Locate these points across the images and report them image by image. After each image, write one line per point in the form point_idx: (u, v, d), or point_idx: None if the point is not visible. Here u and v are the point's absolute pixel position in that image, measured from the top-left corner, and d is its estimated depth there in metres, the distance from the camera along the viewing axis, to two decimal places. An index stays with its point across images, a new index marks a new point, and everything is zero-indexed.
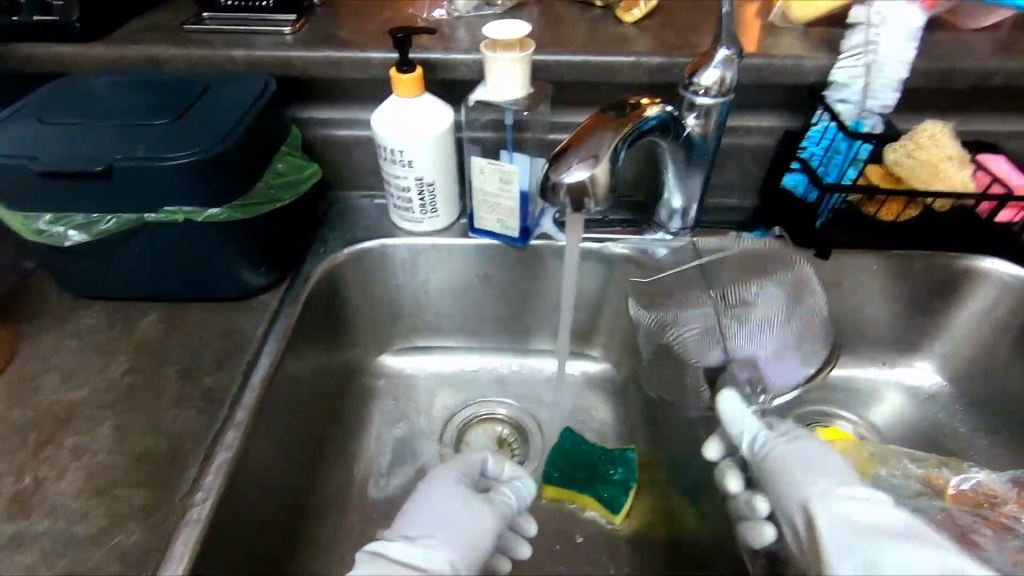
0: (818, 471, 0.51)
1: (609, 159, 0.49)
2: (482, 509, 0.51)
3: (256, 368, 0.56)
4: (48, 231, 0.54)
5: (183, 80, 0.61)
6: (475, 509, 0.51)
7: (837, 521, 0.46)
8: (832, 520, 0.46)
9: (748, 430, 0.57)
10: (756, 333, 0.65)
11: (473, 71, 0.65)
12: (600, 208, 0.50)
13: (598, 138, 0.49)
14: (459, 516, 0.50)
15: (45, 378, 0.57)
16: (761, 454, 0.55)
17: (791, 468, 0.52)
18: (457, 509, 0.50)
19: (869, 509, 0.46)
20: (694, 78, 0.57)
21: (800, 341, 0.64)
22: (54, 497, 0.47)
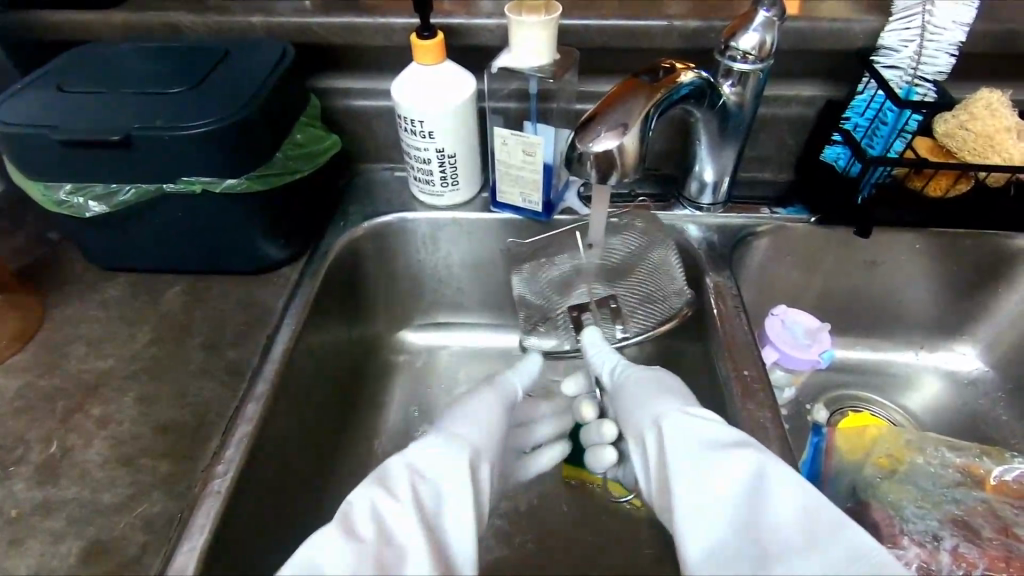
0: (664, 400, 0.51)
1: (640, 127, 0.47)
2: (496, 420, 0.53)
3: (276, 342, 0.56)
4: (68, 202, 0.54)
5: (200, 47, 0.60)
6: (487, 415, 0.52)
7: (677, 452, 0.45)
8: (670, 443, 0.46)
9: (607, 366, 0.59)
10: (640, 304, 0.65)
11: (497, 37, 0.62)
12: (629, 179, 0.48)
13: (627, 104, 0.47)
14: (482, 423, 0.51)
15: (72, 347, 0.57)
16: (615, 385, 0.57)
17: (632, 407, 0.53)
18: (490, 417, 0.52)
19: (707, 428, 0.46)
20: (732, 41, 0.54)
21: (649, 299, 0.65)
22: (81, 465, 0.48)
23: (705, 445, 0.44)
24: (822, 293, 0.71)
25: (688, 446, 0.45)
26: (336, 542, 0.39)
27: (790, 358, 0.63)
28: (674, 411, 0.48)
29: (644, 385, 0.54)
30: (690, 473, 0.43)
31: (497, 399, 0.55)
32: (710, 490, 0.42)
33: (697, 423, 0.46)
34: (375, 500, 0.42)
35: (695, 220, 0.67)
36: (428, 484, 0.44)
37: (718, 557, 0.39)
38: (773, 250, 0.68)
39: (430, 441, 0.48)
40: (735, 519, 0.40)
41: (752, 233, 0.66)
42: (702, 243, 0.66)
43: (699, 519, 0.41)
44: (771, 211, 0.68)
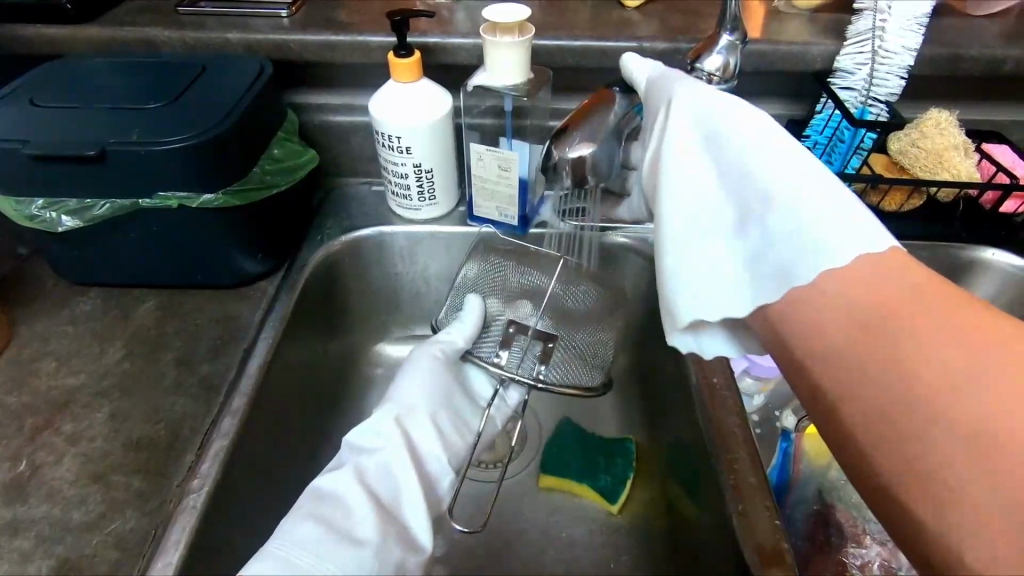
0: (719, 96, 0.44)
1: (617, 125, 0.50)
2: (420, 414, 0.53)
3: (253, 354, 0.56)
4: (41, 216, 0.54)
5: (177, 63, 0.60)
6: (426, 419, 0.53)
7: (750, 168, 0.42)
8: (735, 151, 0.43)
9: (646, 75, 0.50)
10: (562, 364, 0.63)
11: (472, 56, 0.64)
12: (602, 182, 0.50)
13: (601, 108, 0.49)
14: (414, 435, 0.52)
15: (42, 364, 0.56)
16: (653, 83, 0.49)
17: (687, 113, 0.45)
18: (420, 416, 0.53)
19: (811, 208, 0.39)
20: (697, 63, 0.56)
21: (571, 364, 0.63)
22: (50, 483, 0.47)
23: (709, 142, 0.44)
24: None
25: (795, 231, 0.39)
26: (308, 539, 0.42)
27: (759, 364, 0.69)
28: (712, 91, 0.45)
29: (712, 101, 0.44)
30: (706, 218, 0.44)
31: (429, 384, 0.56)
32: (809, 212, 0.39)
33: (754, 140, 0.43)
34: (308, 522, 0.43)
35: None
36: (348, 503, 0.45)
37: (779, 261, 0.39)
38: None
39: (371, 440, 0.51)
40: (753, 238, 0.41)
41: None
42: None
43: (792, 245, 0.38)
44: None
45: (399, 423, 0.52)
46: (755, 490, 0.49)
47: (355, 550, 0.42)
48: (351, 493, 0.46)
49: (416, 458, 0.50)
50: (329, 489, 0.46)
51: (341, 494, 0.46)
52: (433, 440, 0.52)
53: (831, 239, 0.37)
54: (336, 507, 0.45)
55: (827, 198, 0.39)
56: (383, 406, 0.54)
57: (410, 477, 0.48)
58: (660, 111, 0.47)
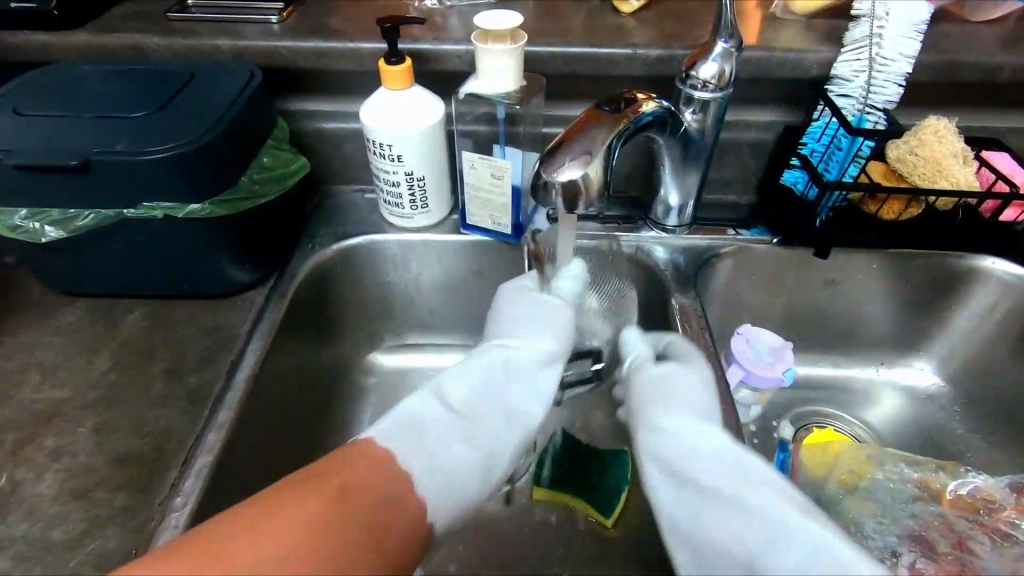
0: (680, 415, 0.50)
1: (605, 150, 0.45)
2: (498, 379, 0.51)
3: (241, 367, 0.55)
4: (24, 227, 0.53)
5: (166, 70, 0.59)
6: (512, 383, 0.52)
7: (703, 476, 0.47)
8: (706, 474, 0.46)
9: (632, 352, 0.58)
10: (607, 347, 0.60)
11: (465, 62, 0.63)
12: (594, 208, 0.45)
13: (597, 130, 0.44)
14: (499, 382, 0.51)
15: (25, 376, 0.55)
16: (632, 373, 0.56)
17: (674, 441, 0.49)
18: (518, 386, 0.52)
19: (757, 503, 0.44)
20: (692, 71, 0.56)
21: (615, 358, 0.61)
22: (30, 500, 0.46)
23: (679, 443, 0.49)
24: (785, 312, 0.73)
25: (745, 512, 0.44)
26: (418, 433, 0.46)
27: (755, 376, 0.66)
28: (672, 398, 0.52)
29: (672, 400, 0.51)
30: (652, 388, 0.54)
31: (531, 327, 0.55)
32: (751, 529, 0.43)
33: (717, 476, 0.46)
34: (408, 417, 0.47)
35: (661, 242, 0.68)
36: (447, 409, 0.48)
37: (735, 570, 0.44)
38: (736, 271, 0.69)
39: (427, 405, 0.48)
40: (760, 536, 0.43)
41: (717, 255, 0.68)
42: (669, 264, 0.66)
43: (748, 539, 0.43)
44: (736, 232, 0.69)
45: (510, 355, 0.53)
46: None
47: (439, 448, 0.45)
48: (445, 420, 0.47)
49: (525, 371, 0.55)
50: (396, 434, 0.45)
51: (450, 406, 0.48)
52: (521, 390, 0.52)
53: (756, 526, 0.43)
54: (435, 423, 0.47)
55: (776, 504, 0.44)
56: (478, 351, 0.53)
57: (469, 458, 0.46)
58: (643, 400, 0.54)
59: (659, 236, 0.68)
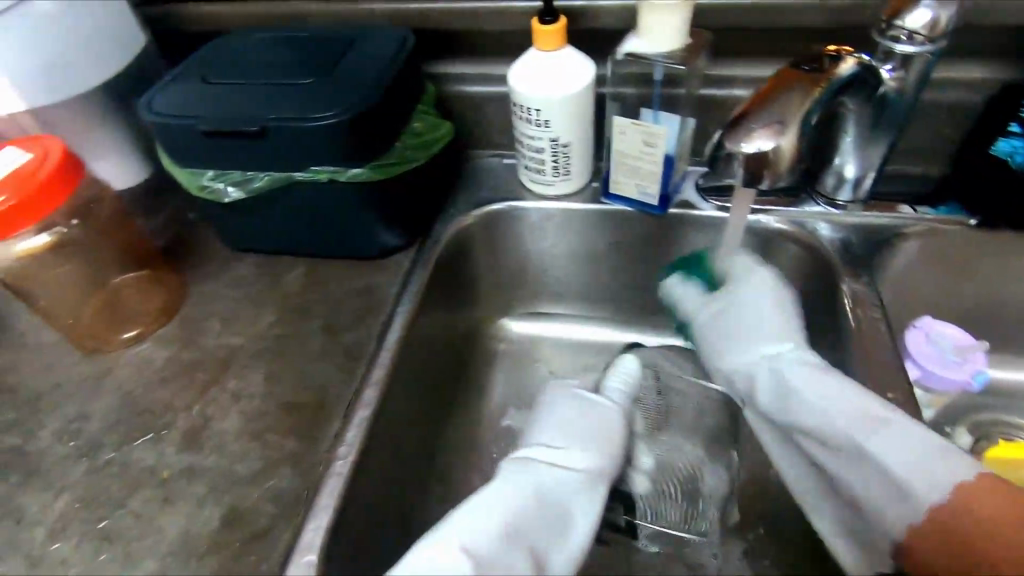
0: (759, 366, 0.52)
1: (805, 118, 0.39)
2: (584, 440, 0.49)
3: (391, 328, 0.57)
4: (209, 187, 0.58)
5: (327, 37, 0.61)
6: (570, 430, 0.50)
7: (798, 406, 0.48)
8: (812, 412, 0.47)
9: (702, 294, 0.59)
10: (660, 494, 0.56)
11: (621, 19, 0.59)
12: (782, 181, 0.41)
13: (793, 93, 0.39)
14: (588, 423, 0.51)
15: (209, 323, 0.61)
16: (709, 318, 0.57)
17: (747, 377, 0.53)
18: (583, 421, 0.51)
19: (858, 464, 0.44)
20: (896, 19, 0.47)
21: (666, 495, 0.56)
22: (219, 435, 0.51)
23: (776, 394, 0.50)
24: (975, 305, 0.63)
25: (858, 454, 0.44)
26: (525, 517, 0.43)
27: (936, 376, 0.58)
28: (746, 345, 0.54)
29: (747, 316, 0.55)
30: (738, 352, 0.55)
31: (573, 410, 0.52)
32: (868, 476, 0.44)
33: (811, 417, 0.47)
34: (510, 491, 0.44)
35: (828, 218, 0.60)
36: (530, 490, 0.45)
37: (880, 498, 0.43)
38: (921, 255, 0.60)
39: (555, 484, 0.46)
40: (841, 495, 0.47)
41: (898, 235, 0.59)
42: (838, 244, 0.59)
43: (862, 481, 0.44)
44: (917, 210, 0.60)
45: (592, 400, 0.53)
46: None
47: (580, 525, 0.46)
48: (531, 487, 0.45)
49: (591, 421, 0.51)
50: (528, 471, 0.46)
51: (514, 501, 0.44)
52: (574, 420, 0.51)
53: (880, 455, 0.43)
54: (535, 497, 0.44)
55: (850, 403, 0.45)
56: (548, 407, 0.53)
57: (572, 507, 0.46)
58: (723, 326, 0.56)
59: (823, 209, 0.61)
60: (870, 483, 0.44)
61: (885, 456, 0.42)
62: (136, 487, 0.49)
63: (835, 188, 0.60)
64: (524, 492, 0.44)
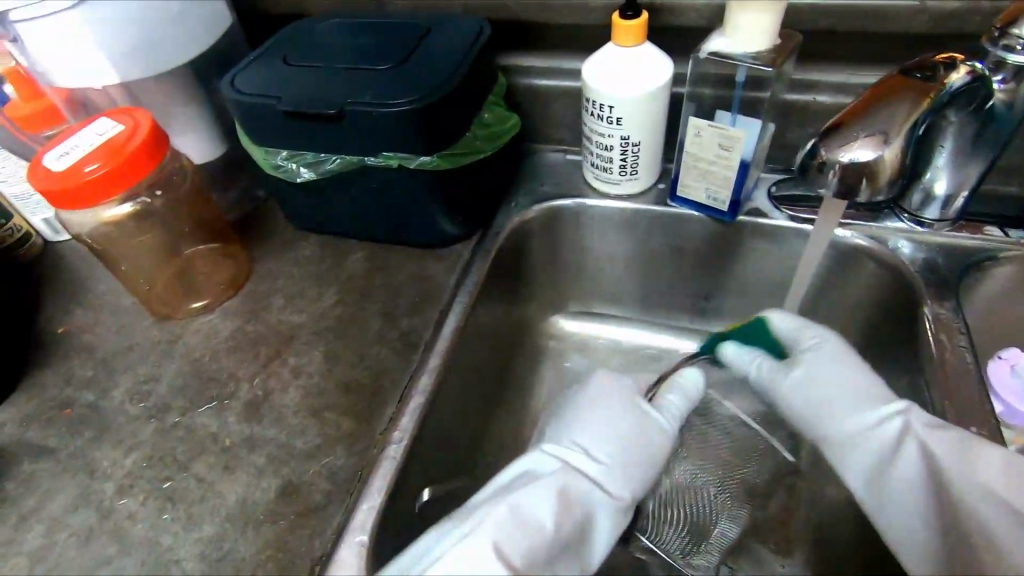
0: (823, 378, 0.51)
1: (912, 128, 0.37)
2: (623, 458, 0.48)
3: (449, 317, 0.57)
4: (284, 166, 0.60)
5: (404, 24, 0.62)
6: (611, 446, 0.48)
7: (860, 428, 0.49)
8: (926, 436, 0.45)
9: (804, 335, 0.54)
10: (687, 526, 0.54)
11: (704, 17, 0.57)
12: (880, 193, 0.39)
13: (900, 102, 0.37)
14: (626, 434, 0.49)
15: (273, 299, 0.63)
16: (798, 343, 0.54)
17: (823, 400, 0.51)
18: (623, 424, 0.49)
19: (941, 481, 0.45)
20: (1012, 28, 0.44)
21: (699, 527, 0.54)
22: (278, 409, 0.53)
23: (856, 403, 0.49)
24: None
25: (936, 460, 0.45)
26: (537, 526, 0.42)
27: (1020, 413, 0.54)
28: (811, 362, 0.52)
29: (827, 376, 0.51)
30: (818, 394, 0.51)
31: (625, 407, 0.51)
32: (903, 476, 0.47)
33: (885, 432, 0.47)
34: (522, 500, 0.43)
35: (911, 235, 0.57)
36: (541, 499, 0.43)
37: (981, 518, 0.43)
38: (1013, 282, 0.56)
39: (573, 501, 0.44)
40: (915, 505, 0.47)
41: (989, 258, 0.56)
42: (920, 263, 0.56)
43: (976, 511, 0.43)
44: (1012, 234, 0.56)
45: (637, 401, 0.51)
46: None
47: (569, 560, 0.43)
48: (546, 499, 0.43)
49: (633, 427, 0.49)
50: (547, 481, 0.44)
51: (530, 509, 0.42)
52: (618, 427, 0.49)
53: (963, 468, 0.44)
54: (541, 509, 0.43)
55: (945, 431, 0.45)
56: (589, 406, 0.51)
57: (583, 537, 0.44)
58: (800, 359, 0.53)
59: (907, 226, 0.57)
60: (972, 497, 0.44)
61: (975, 477, 0.43)
62: (200, 451, 0.50)
63: (921, 205, 0.56)
64: (541, 503, 0.43)
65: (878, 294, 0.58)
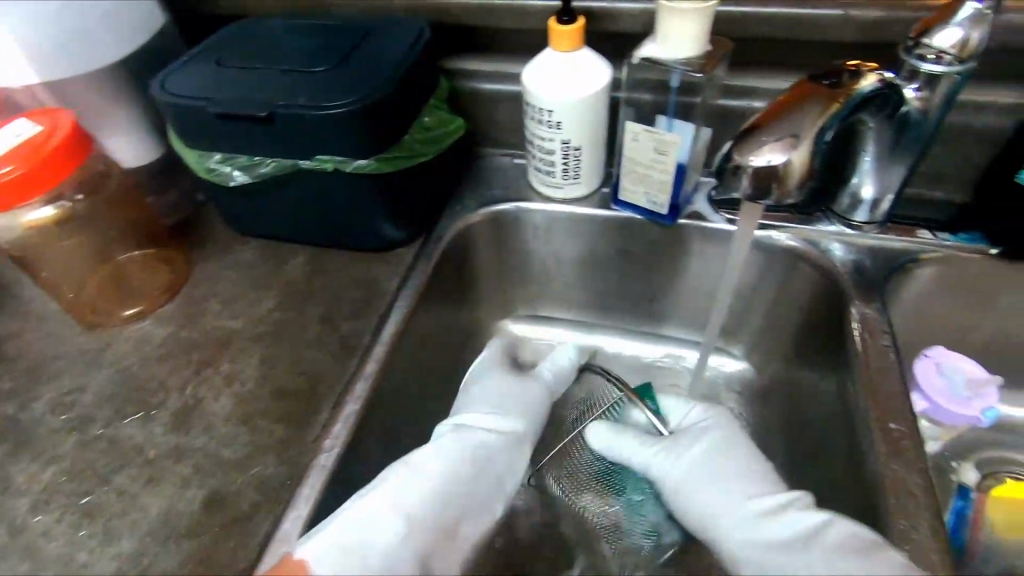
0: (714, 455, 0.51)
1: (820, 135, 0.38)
2: (513, 417, 0.55)
3: (388, 322, 0.56)
4: (217, 170, 0.58)
5: (344, 26, 0.61)
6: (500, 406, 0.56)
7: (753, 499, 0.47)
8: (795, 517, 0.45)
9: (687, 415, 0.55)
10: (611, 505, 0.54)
11: (641, 23, 0.58)
12: (792, 197, 0.40)
13: (808, 108, 0.38)
14: (510, 403, 0.57)
15: (208, 305, 0.61)
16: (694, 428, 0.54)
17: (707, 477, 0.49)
18: (514, 391, 0.58)
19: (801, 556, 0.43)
20: (923, 38, 0.46)
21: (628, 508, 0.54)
22: (207, 417, 0.51)
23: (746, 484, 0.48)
24: (992, 338, 0.60)
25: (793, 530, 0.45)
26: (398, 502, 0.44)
27: (944, 410, 0.57)
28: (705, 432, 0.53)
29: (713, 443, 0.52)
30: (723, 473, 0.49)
31: (512, 380, 0.59)
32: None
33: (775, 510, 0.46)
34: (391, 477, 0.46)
35: (842, 238, 0.59)
36: (405, 485, 0.45)
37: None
38: (937, 282, 0.58)
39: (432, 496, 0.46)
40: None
41: (914, 260, 0.57)
42: (850, 265, 0.57)
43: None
44: (937, 237, 0.58)
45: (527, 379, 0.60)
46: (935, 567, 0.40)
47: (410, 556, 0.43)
48: (410, 483, 0.46)
49: (517, 395, 0.58)
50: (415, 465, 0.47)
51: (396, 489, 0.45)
52: (506, 397, 0.57)
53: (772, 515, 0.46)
54: (410, 492, 0.45)
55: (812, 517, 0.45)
56: (475, 388, 0.59)
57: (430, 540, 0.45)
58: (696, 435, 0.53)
59: (839, 229, 0.59)
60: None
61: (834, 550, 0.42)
62: (123, 463, 0.49)
63: (851, 209, 0.58)
64: (409, 483, 0.46)
65: (811, 294, 0.60)
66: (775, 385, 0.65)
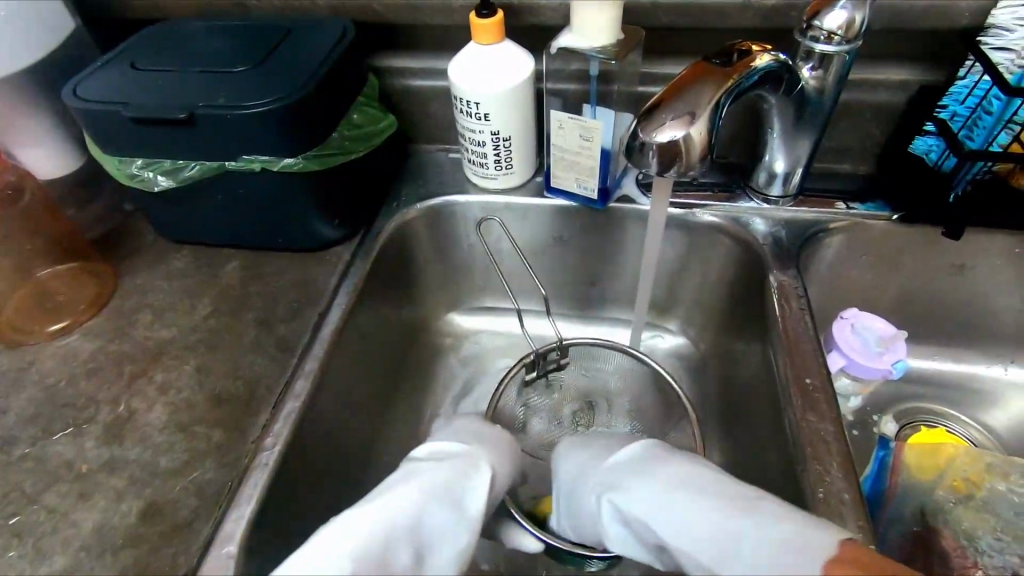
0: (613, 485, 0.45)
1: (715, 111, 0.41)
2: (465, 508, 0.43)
3: (327, 320, 0.57)
4: (139, 175, 0.57)
5: (265, 26, 0.61)
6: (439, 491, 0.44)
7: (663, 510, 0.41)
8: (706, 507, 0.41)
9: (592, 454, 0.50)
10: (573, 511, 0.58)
11: (559, 15, 0.60)
12: (695, 170, 0.42)
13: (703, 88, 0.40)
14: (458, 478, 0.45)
15: (139, 316, 0.59)
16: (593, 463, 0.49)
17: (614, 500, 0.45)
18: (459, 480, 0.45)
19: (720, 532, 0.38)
20: (815, 20, 0.49)
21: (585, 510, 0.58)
22: (142, 428, 0.50)
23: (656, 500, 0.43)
24: (900, 298, 0.65)
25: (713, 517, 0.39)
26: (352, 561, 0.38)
27: (860, 365, 0.61)
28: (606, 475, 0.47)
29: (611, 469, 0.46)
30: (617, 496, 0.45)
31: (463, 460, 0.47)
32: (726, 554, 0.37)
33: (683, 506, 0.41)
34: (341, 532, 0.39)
35: (761, 213, 0.62)
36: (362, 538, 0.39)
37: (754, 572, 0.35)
38: (847, 248, 0.62)
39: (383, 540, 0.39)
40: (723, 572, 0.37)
41: (824, 230, 0.61)
42: (768, 238, 0.61)
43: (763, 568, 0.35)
44: (847, 206, 0.62)
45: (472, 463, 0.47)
46: (847, 507, 0.44)
47: None
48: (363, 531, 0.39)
49: (469, 480, 0.45)
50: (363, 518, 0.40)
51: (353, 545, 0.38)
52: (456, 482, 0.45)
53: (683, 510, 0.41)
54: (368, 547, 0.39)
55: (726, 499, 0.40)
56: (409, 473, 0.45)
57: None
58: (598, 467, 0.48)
59: (757, 204, 0.63)
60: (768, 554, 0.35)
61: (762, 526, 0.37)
62: (53, 481, 0.47)
63: (765, 184, 0.62)
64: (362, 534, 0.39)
65: (736, 267, 0.63)
66: (710, 357, 0.68)
